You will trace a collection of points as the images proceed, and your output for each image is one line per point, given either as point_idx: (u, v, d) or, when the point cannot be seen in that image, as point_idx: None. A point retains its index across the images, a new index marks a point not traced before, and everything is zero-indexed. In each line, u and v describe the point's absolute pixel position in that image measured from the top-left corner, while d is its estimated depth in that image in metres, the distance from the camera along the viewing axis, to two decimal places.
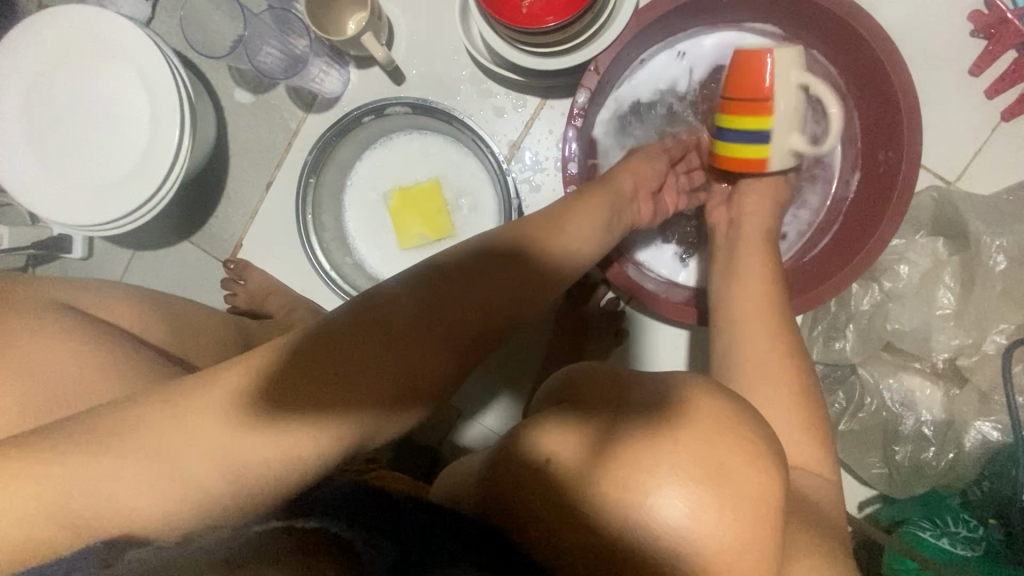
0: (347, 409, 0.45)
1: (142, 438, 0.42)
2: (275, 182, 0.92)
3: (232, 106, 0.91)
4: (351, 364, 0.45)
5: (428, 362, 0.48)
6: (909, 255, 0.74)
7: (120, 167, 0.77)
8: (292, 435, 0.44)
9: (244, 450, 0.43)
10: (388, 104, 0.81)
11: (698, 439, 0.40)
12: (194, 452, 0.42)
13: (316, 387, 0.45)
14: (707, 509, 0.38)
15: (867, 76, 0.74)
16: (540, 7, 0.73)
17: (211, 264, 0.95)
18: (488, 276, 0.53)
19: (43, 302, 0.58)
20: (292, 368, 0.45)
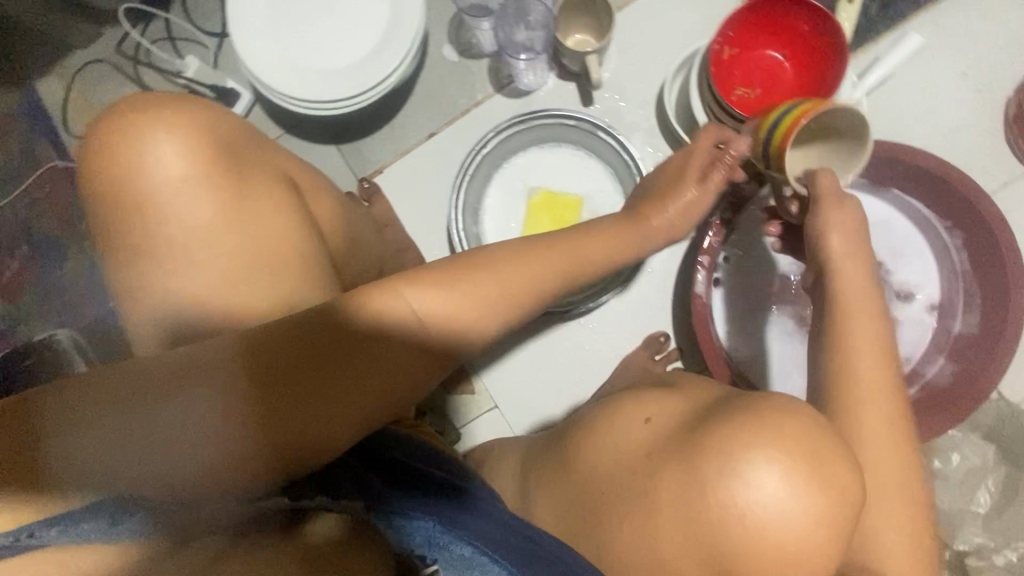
0: (345, 397, 0.47)
1: (127, 404, 0.45)
2: (439, 134, 0.99)
3: (436, 56, 0.99)
4: (351, 357, 0.47)
5: (413, 362, 0.50)
6: (962, 447, 0.81)
7: (340, 62, 0.84)
8: (297, 425, 0.46)
9: (241, 430, 0.46)
10: (579, 116, 0.91)
11: (789, 433, 0.51)
12: (188, 428, 0.45)
13: (316, 373, 0.47)
14: (799, 479, 0.50)
15: (987, 284, 0.82)
16: (749, 100, 0.81)
17: (345, 175, 1.01)
18: (462, 277, 0.54)
19: (277, 173, 0.62)
20: (272, 363, 0.47)
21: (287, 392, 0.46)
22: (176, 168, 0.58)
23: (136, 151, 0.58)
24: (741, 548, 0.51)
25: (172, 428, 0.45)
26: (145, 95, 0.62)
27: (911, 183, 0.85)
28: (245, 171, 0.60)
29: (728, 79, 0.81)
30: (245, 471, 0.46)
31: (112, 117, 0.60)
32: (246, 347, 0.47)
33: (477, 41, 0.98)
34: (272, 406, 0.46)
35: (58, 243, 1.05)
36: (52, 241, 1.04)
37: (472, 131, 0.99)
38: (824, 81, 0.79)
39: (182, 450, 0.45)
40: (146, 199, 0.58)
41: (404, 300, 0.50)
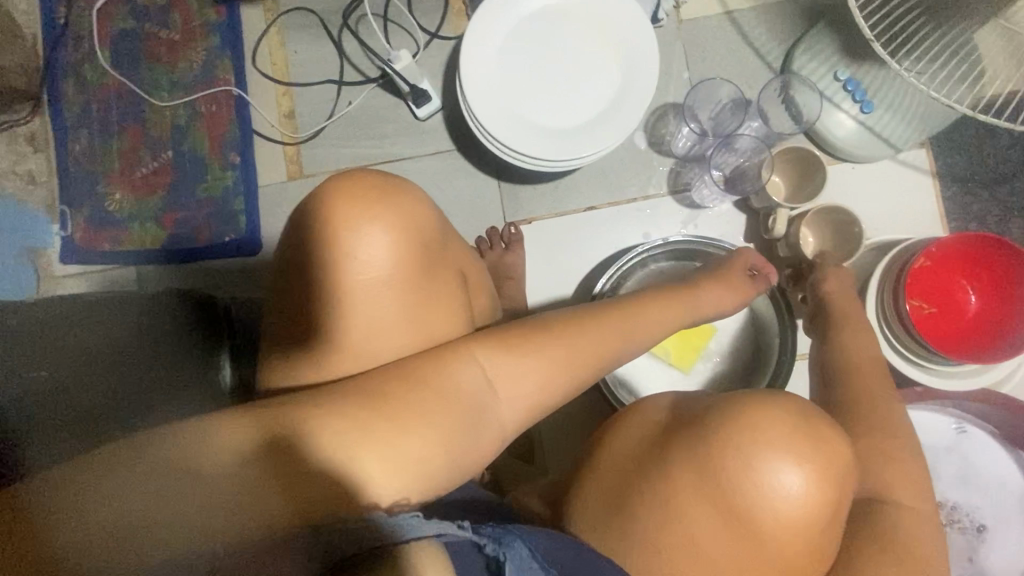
0: (401, 456, 0.46)
1: (152, 460, 0.41)
2: (598, 211, 0.99)
3: (625, 138, 0.99)
4: (417, 417, 0.48)
5: (500, 376, 0.55)
6: None
7: (553, 121, 0.83)
8: (345, 477, 0.44)
9: (319, 454, 0.44)
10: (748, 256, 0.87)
11: (786, 409, 0.56)
12: (262, 462, 0.43)
13: (376, 428, 0.46)
14: (812, 477, 0.53)
15: None
16: (918, 317, 0.79)
17: (493, 211, 1.01)
18: (534, 350, 0.57)
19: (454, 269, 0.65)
20: (351, 388, 0.49)
21: (364, 417, 0.47)
22: (380, 260, 0.58)
23: (344, 228, 0.58)
24: (772, 525, 0.53)
25: (199, 483, 0.41)
26: (355, 170, 0.62)
27: None
28: (428, 265, 0.62)
29: (909, 290, 0.79)
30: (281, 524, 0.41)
31: (319, 187, 0.61)
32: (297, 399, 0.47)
33: (671, 141, 0.98)
34: (327, 455, 0.45)
35: (204, 165, 1.06)
36: (198, 158, 1.06)
37: (632, 222, 0.98)
38: (1004, 338, 0.77)
39: (252, 488, 0.42)
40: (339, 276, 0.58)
41: (474, 366, 0.54)
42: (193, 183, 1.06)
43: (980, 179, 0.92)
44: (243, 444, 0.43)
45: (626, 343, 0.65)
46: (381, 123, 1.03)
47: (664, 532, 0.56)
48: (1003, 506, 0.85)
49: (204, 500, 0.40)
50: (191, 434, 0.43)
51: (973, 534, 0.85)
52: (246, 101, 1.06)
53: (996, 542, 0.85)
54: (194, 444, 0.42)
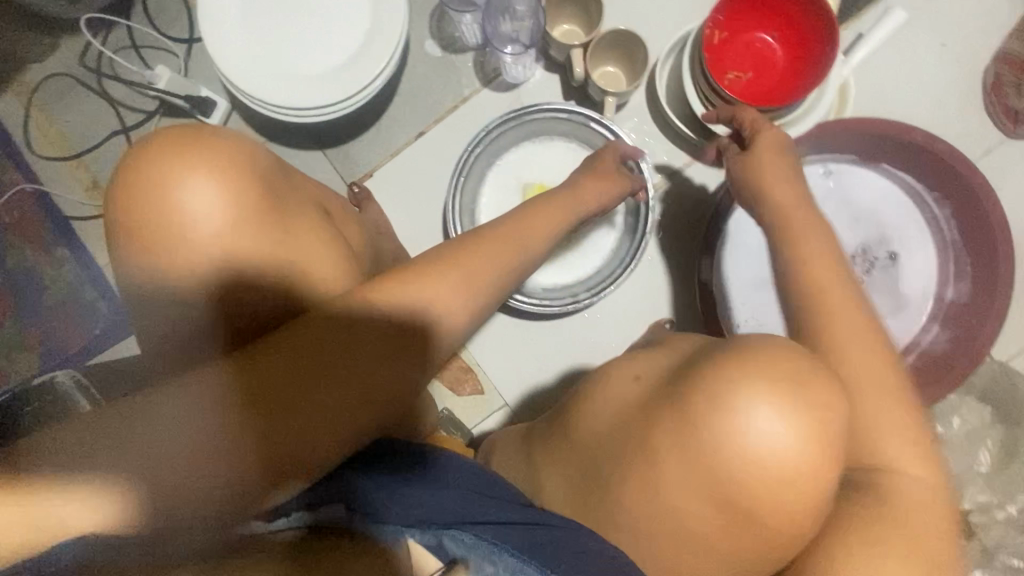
0: (343, 408, 0.50)
1: (117, 439, 0.44)
2: (428, 134, 0.97)
3: (419, 53, 0.96)
4: (343, 367, 0.50)
5: (389, 363, 0.52)
6: (961, 410, 0.84)
7: (326, 64, 0.82)
8: (299, 435, 0.48)
9: (227, 450, 0.47)
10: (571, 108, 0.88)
11: (776, 363, 0.51)
12: (169, 459, 0.45)
13: (312, 384, 0.49)
14: (800, 420, 0.50)
15: (974, 253, 0.85)
16: (739, 86, 0.81)
17: (334, 181, 0.98)
18: (429, 277, 0.56)
19: (310, 204, 0.64)
20: (251, 381, 0.49)
21: (269, 412, 0.48)
22: (213, 215, 0.56)
23: (171, 192, 0.55)
24: (752, 490, 0.51)
25: (162, 458, 0.45)
26: (168, 130, 0.59)
27: (903, 159, 0.87)
28: (282, 206, 0.60)
29: (719, 64, 0.81)
30: (239, 494, 0.47)
31: (144, 147, 0.57)
32: (241, 366, 0.49)
33: (460, 35, 0.95)
34: (269, 417, 0.48)
35: (36, 272, 1.00)
36: (27, 267, 0.99)
37: (463, 128, 0.96)
38: (810, 65, 0.79)
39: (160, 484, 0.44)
40: (176, 237, 0.56)
41: (381, 310, 0.53)
42: (35, 295, 1.00)
43: None
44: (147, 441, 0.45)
45: (522, 253, 0.65)
46: None
47: (641, 502, 0.57)
48: (896, 221, 0.88)
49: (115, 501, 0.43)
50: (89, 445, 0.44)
51: (884, 261, 0.88)
52: (46, 192, 0.99)
53: (903, 258, 0.88)
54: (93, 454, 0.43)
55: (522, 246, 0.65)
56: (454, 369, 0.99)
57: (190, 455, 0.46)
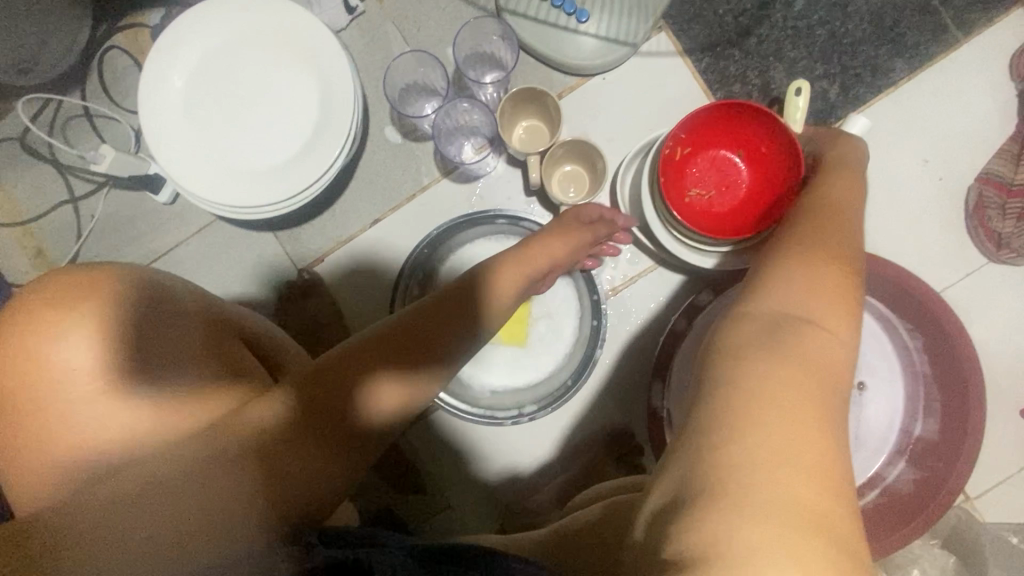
0: (321, 452, 0.50)
1: (178, 487, 0.47)
2: (383, 222, 0.93)
3: (378, 138, 0.93)
4: (322, 411, 0.51)
5: (365, 403, 0.52)
6: (921, 560, 0.79)
7: (271, 161, 0.79)
8: (279, 477, 0.48)
9: (255, 487, 0.47)
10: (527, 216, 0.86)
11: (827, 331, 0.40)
12: (213, 496, 0.46)
13: (285, 435, 0.49)
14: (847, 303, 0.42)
15: (941, 394, 0.81)
16: (698, 209, 0.77)
17: (285, 264, 0.95)
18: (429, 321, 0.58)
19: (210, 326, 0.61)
20: (255, 434, 0.49)
21: (268, 467, 0.48)
22: (83, 363, 0.54)
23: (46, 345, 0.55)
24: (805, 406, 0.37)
25: (178, 492, 0.47)
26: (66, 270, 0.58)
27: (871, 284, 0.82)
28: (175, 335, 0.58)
29: (680, 184, 0.77)
30: (227, 528, 0.45)
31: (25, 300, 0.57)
32: (260, 421, 0.50)
33: (421, 123, 0.92)
34: (242, 473, 0.48)
35: None
36: None
37: (419, 218, 0.93)
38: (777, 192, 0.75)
39: (211, 516, 0.45)
40: (48, 385, 0.54)
41: (372, 369, 0.53)
42: None
43: (726, 40, 0.89)
44: (196, 485, 0.47)
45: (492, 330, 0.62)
46: (135, 223, 0.95)
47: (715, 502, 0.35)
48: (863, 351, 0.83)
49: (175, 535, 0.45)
50: (149, 502, 0.47)
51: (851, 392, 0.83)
52: None
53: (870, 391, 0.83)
54: (152, 509, 0.46)
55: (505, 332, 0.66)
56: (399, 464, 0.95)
57: (185, 495, 0.47)
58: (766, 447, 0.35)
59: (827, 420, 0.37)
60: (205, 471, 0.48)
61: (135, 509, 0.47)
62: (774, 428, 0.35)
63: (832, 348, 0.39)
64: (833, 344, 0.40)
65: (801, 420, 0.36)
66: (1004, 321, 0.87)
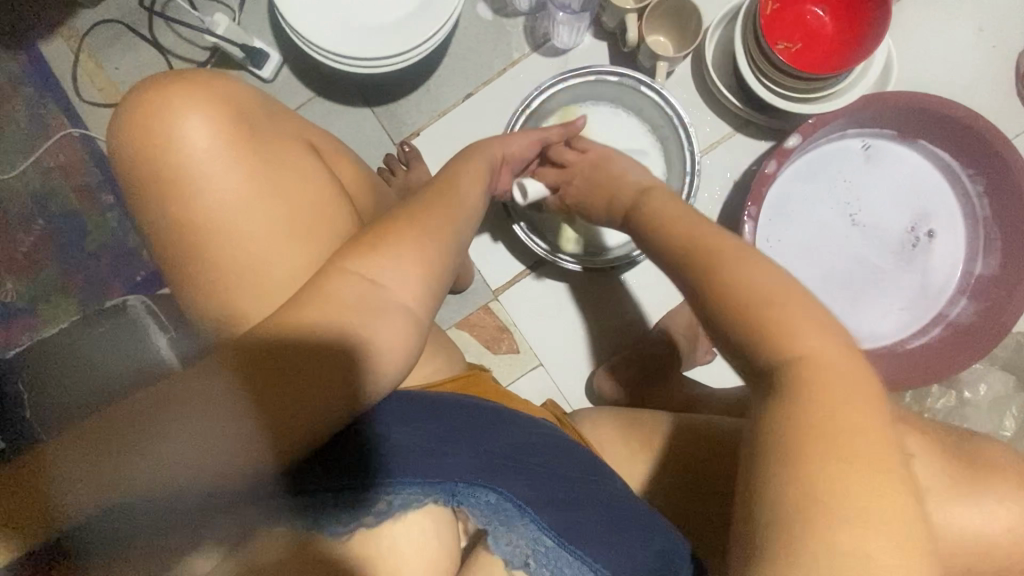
0: (309, 356, 0.47)
1: (180, 390, 0.46)
2: (475, 96, 0.99)
3: (470, 15, 0.98)
4: (333, 317, 0.48)
5: (364, 342, 0.48)
6: (986, 379, 0.87)
7: (388, 15, 0.83)
8: (291, 395, 0.46)
9: (268, 408, 0.46)
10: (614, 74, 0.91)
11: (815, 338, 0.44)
12: (224, 418, 0.45)
13: (281, 342, 0.48)
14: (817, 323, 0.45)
15: (1003, 229, 0.88)
16: (788, 56, 0.83)
17: (381, 138, 1.00)
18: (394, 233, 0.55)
19: (295, 138, 0.68)
20: (263, 346, 0.47)
21: (279, 390, 0.46)
22: (205, 138, 0.62)
23: (165, 125, 0.61)
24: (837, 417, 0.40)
25: (167, 422, 0.45)
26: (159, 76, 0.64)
27: (945, 137, 0.88)
28: (266, 139, 0.65)
29: (769, 34, 0.83)
30: (238, 431, 0.45)
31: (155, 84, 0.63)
32: (256, 344, 0.48)
33: None
34: (238, 398, 0.46)
35: (79, 216, 1.00)
36: (71, 213, 1.00)
37: (510, 91, 0.98)
38: (863, 37, 0.82)
39: (219, 438, 0.45)
40: (175, 166, 0.61)
41: (355, 277, 0.51)
42: (79, 239, 1.00)
43: None
44: (203, 396, 0.46)
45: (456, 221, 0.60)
46: None
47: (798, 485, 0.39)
48: (931, 199, 0.93)
49: (182, 439, 0.44)
50: (153, 409, 0.45)
51: (921, 238, 0.93)
52: (92, 137, 1.00)
53: (936, 237, 0.94)
54: (159, 417, 0.45)
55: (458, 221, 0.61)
56: (490, 328, 1.01)
57: (188, 399, 0.46)
58: (848, 499, 0.37)
59: (850, 380, 0.42)
60: (216, 392, 0.46)
61: (137, 412, 0.45)
62: (849, 472, 0.38)
63: (820, 354, 0.43)
64: (810, 349, 0.43)
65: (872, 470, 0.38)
66: None
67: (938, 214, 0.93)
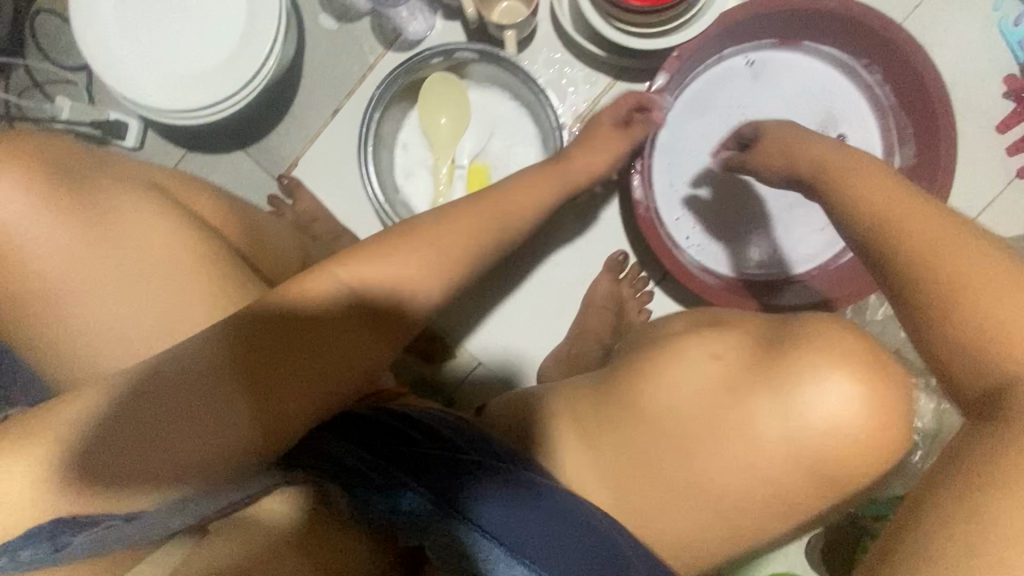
0: (307, 406, 0.48)
1: (182, 387, 0.45)
2: (342, 111, 0.95)
3: (315, 29, 0.94)
4: (313, 309, 0.49)
5: (364, 344, 0.51)
6: None
7: (213, 55, 0.79)
8: (273, 388, 0.47)
9: (269, 398, 0.46)
10: (459, 49, 0.83)
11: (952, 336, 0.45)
12: (228, 401, 0.45)
13: (266, 389, 0.47)
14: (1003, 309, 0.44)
15: (913, 113, 0.82)
16: None
17: (261, 178, 0.97)
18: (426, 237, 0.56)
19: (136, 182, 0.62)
20: (270, 337, 0.48)
21: (273, 385, 0.47)
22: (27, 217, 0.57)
23: None
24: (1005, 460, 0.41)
25: (165, 416, 0.44)
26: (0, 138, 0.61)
27: (828, 32, 0.82)
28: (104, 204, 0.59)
29: None
30: (232, 468, 0.46)
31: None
32: (259, 326, 0.48)
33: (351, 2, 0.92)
34: (227, 439, 0.45)
35: None
36: None
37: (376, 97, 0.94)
38: None
39: (204, 428, 0.45)
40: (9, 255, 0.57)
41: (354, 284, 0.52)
42: None
43: None
44: (218, 374, 0.46)
45: (509, 222, 0.64)
46: None
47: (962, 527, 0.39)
48: (831, 100, 0.87)
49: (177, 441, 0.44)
50: (165, 402, 0.45)
51: None
52: None
53: (847, 140, 0.87)
54: (156, 409, 0.44)
55: (509, 210, 0.64)
56: None
57: (184, 419, 0.44)
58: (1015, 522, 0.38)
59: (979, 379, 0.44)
60: (220, 369, 0.46)
61: (140, 405, 0.44)
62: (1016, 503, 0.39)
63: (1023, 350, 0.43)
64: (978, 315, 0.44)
65: (1022, 487, 0.39)
66: (950, 47, 0.89)
67: (842, 113, 0.87)
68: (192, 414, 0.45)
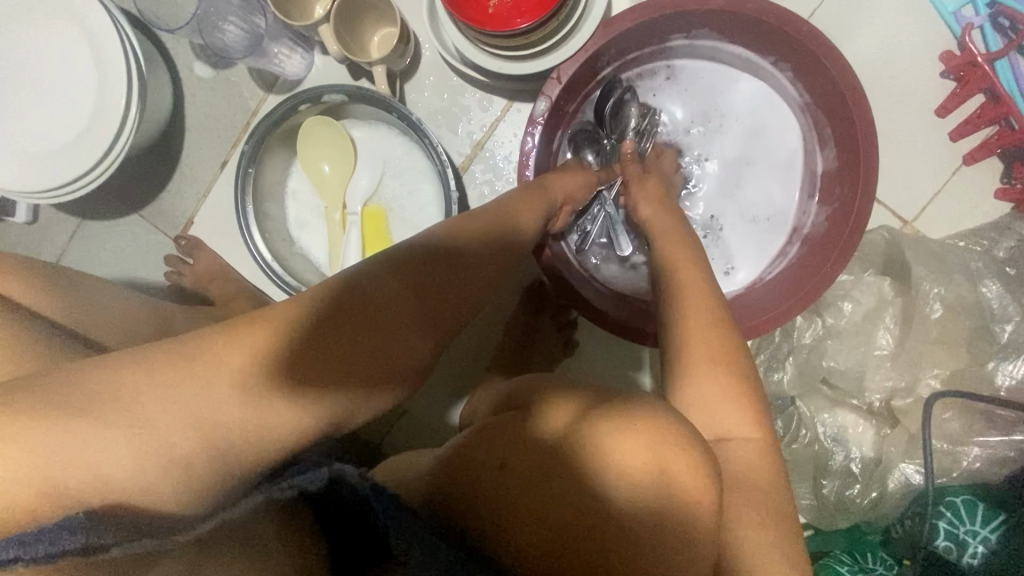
0: (300, 389, 0.43)
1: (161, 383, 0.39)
2: (230, 161, 0.90)
3: (191, 79, 0.89)
4: (377, 294, 0.48)
5: (410, 336, 0.49)
6: (855, 292, 0.74)
7: (67, 128, 0.75)
8: (323, 377, 0.44)
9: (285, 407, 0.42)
10: (323, 92, 0.77)
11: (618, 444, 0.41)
12: (230, 404, 0.40)
13: (295, 370, 0.43)
14: (637, 448, 0.40)
15: (833, 109, 0.73)
16: (508, 8, 0.73)
17: (159, 239, 0.93)
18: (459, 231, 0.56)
19: None
20: (313, 329, 0.45)
21: (309, 375, 0.44)
22: None
23: None
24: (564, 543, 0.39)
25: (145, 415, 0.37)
26: None
27: (722, 27, 0.75)
28: None
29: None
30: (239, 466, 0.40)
31: None
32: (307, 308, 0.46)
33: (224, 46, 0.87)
34: (220, 426, 0.40)
35: None
36: None
37: None
38: None
39: (173, 458, 0.37)
40: None
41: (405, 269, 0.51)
42: None
43: None
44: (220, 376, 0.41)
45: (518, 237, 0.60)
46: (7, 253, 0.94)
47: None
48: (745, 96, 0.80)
49: (156, 440, 0.37)
50: (137, 386, 0.38)
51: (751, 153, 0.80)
52: None
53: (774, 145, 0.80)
54: (137, 398, 0.38)
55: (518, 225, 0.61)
56: None
57: (194, 411, 0.39)
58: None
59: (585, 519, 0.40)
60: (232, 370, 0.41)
61: (102, 387, 0.38)
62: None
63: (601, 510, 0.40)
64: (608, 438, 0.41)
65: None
66: (878, 27, 0.80)
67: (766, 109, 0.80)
68: (208, 414, 0.39)
